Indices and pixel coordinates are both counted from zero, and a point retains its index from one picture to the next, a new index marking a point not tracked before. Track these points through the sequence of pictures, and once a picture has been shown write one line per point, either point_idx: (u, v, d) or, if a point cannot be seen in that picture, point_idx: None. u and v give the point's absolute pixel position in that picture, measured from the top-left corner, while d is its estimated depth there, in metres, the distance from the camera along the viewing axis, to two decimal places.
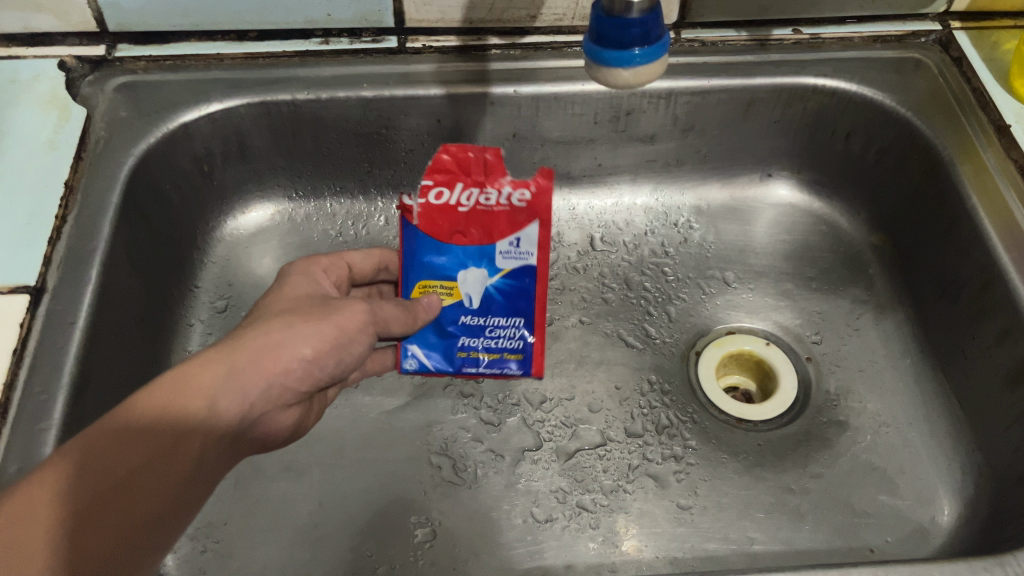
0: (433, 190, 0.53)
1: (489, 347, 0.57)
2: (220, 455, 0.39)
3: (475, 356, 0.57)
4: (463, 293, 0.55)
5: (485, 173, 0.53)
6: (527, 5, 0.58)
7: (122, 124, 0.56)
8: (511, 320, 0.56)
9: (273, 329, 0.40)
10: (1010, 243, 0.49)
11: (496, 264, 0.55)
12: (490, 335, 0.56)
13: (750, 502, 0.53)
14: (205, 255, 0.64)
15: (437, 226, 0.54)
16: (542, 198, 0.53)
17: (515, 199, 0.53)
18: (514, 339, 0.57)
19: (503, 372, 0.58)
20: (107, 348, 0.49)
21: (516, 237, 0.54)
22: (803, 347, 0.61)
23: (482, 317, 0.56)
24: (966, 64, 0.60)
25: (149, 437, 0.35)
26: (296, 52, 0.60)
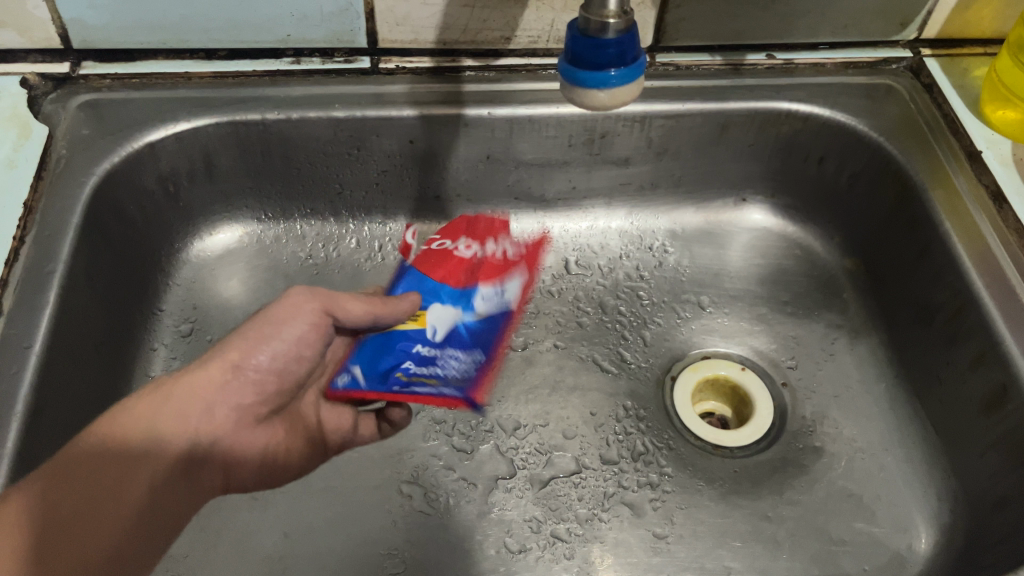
0: (438, 240, 0.56)
1: (434, 375, 0.48)
2: (180, 483, 0.41)
3: (415, 379, 0.47)
4: (429, 321, 0.50)
5: (488, 232, 0.58)
6: (502, 27, 0.58)
7: (84, 142, 0.54)
8: (469, 355, 0.51)
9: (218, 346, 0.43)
10: (983, 268, 0.49)
11: (474, 304, 0.52)
12: (439, 364, 0.49)
13: (727, 530, 0.52)
14: (170, 278, 0.62)
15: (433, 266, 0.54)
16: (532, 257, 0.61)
17: (509, 252, 0.58)
18: (461, 369, 0.49)
19: (439, 395, 0.47)
20: (64, 374, 0.47)
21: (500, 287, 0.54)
22: (779, 372, 0.60)
23: (437, 348, 0.49)
24: (937, 91, 0.61)
25: (91, 465, 0.37)
26: (266, 71, 0.59)
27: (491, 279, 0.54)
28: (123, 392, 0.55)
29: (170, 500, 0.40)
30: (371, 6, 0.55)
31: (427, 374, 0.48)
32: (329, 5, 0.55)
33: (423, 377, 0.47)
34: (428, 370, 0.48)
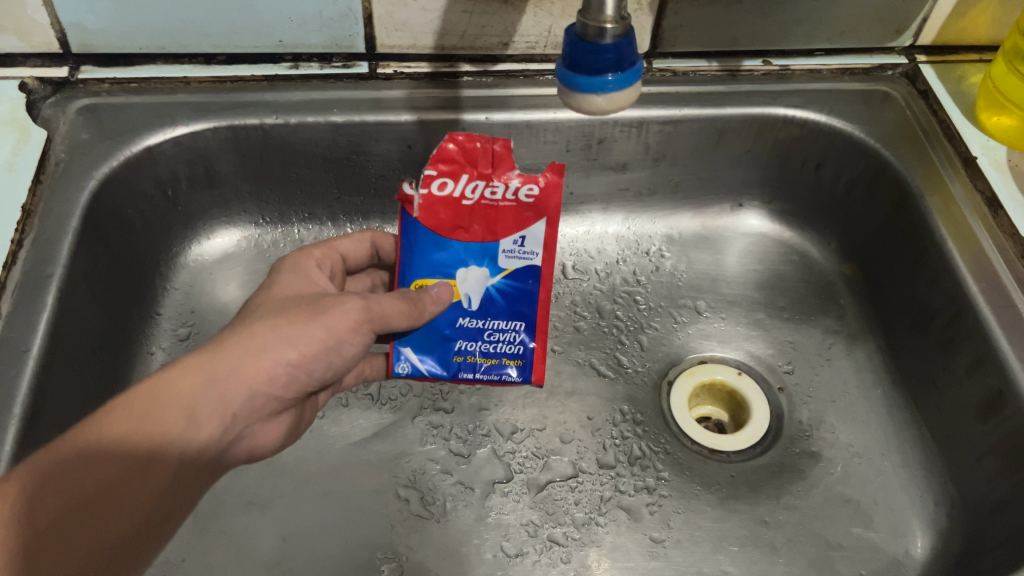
0: (436, 181, 0.51)
1: (487, 351, 0.53)
2: (201, 469, 0.39)
3: (472, 361, 0.53)
4: (461, 292, 0.52)
5: (492, 165, 0.51)
6: (500, 33, 0.58)
7: (83, 146, 0.55)
8: (511, 323, 0.53)
9: (264, 327, 0.41)
10: (978, 273, 0.50)
11: (498, 263, 0.52)
12: (489, 340, 0.53)
13: (724, 535, 0.52)
14: (168, 282, 0.62)
15: (439, 219, 0.52)
16: (551, 195, 0.51)
17: (522, 194, 0.51)
18: (513, 344, 0.53)
19: (501, 380, 0.54)
20: (62, 378, 0.47)
21: (521, 235, 0.52)
22: (776, 377, 0.60)
23: (481, 319, 0.53)
24: (932, 97, 0.61)
25: (123, 453, 0.35)
26: (265, 76, 0.59)
27: (512, 230, 0.52)
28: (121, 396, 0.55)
29: (190, 484, 0.38)
30: (370, 11, 0.55)
31: (480, 354, 0.53)
32: (328, 10, 0.55)
33: (480, 357, 0.53)
34: (481, 348, 0.53)
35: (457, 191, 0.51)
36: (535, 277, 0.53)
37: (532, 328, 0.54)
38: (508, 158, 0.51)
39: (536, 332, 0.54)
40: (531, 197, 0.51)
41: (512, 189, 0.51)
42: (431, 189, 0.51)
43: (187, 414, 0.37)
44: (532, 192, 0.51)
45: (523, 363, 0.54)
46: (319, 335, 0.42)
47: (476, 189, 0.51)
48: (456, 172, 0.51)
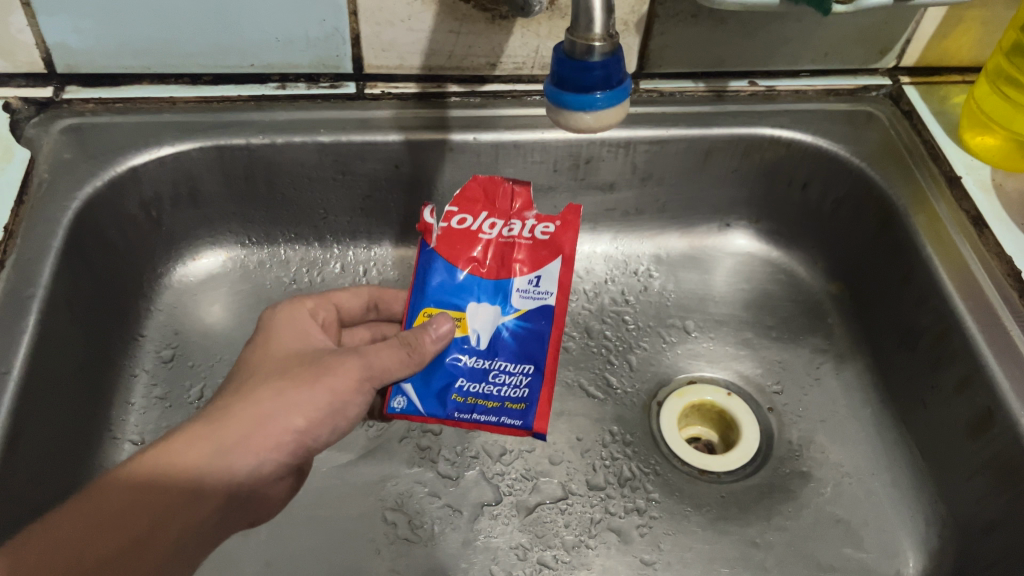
0: (456, 216, 0.52)
1: (489, 394, 0.50)
2: (212, 527, 0.38)
3: (472, 403, 0.50)
4: (471, 328, 0.50)
5: (511, 205, 0.52)
6: (488, 53, 0.58)
7: (66, 166, 0.54)
8: (519, 366, 0.50)
9: (275, 391, 0.40)
10: (965, 292, 0.50)
11: (513, 302, 0.51)
12: (494, 381, 0.50)
13: (714, 556, 0.51)
14: (151, 303, 0.61)
15: (455, 251, 0.52)
16: (567, 232, 0.51)
17: (538, 231, 0.51)
18: (519, 386, 0.50)
19: (500, 425, 0.49)
20: (42, 401, 0.46)
21: (535, 274, 0.51)
22: (765, 397, 0.60)
23: (487, 359, 0.50)
24: (916, 118, 0.61)
25: (125, 523, 0.35)
26: (251, 96, 0.59)
27: (527, 269, 0.51)
28: (103, 419, 0.54)
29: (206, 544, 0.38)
30: (357, 31, 0.55)
31: (481, 395, 0.50)
32: (315, 30, 0.55)
33: (482, 399, 0.50)
34: (481, 389, 0.50)
35: (474, 227, 0.52)
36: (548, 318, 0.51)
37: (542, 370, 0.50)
38: (528, 199, 0.52)
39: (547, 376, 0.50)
40: (547, 237, 0.51)
41: (527, 228, 0.52)
42: (450, 224, 0.52)
43: (196, 484, 0.37)
44: (548, 229, 0.51)
45: (526, 408, 0.49)
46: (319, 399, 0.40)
47: (493, 227, 0.52)
48: (475, 209, 0.52)
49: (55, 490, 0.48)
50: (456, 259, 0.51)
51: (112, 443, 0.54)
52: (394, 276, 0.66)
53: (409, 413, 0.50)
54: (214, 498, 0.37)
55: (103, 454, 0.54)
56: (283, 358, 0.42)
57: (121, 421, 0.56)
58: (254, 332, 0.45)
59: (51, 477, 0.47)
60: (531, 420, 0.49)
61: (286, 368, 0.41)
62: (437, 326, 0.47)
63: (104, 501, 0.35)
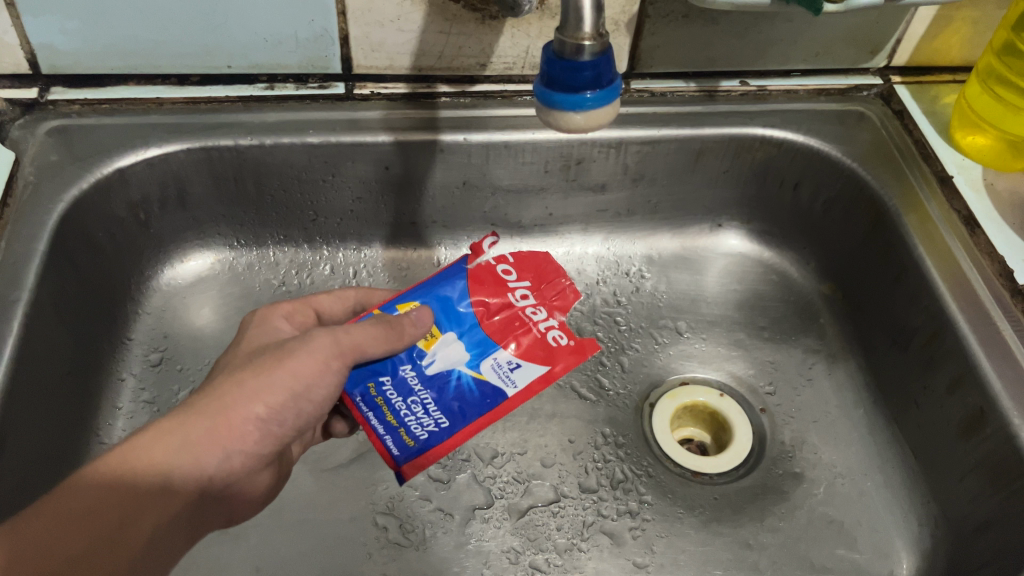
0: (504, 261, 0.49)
1: (398, 412, 0.44)
2: (182, 524, 0.37)
3: (379, 404, 0.44)
4: (432, 348, 0.45)
5: (554, 296, 0.49)
6: (477, 53, 0.58)
7: (52, 168, 0.53)
8: (438, 413, 0.44)
9: (233, 382, 0.39)
10: (957, 291, 0.50)
11: (483, 363, 0.45)
12: (410, 405, 0.44)
13: (707, 558, 0.51)
14: (139, 306, 0.61)
15: (478, 282, 0.48)
16: (571, 353, 0.46)
17: (550, 332, 0.47)
18: (423, 426, 0.44)
19: (379, 438, 0.44)
20: (28, 406, 0.46)
21: (516, 360, 0.45)
22: (757, 398, 0.60)
23: (423, 383, 0.44)
24: (908, 117, 0.61)
25: (95, 520, 0.33)
26: (240, 97, 0.58)
27: (515, 351, 0.46)
28: (89, 424, 0.54)
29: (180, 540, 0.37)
30: (346, 32, 0.55)
31: (391, 406, 0.44)
32: (304, 31, 0.55)
33: (387, 410, 0.44)
34: (397, 403, 0.44)
35: (511, 285, 0.48)
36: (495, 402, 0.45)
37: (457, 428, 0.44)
38: (568, 305, 0.49)
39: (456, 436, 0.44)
40: (555, 345, 0.46)
41: (546, 324, 0.47)
42: (495, 264, 0.49)
43: (164, 479, 0.36)
44: (563, 340, 0.47)
45: (414, 448, 0.44)
46: (285, 384, 0.40)
47: (524, 299, 0.48)
48: (524, 275, 0.49)
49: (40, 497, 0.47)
50: (474, 287, 0.47)
51: (99, 449, 0.54)
52: (384, 277, 0.65)
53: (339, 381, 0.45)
54: (181, 494, 0.37)
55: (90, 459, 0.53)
56: (245, 356, 0.42)
57: (108, 426, 0.55)
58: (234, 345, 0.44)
59: (36, 483, 0.47)
60: (409, 461, 0.44)
61: (248, 361, 0.40)
62: (419, 314, 0.44)
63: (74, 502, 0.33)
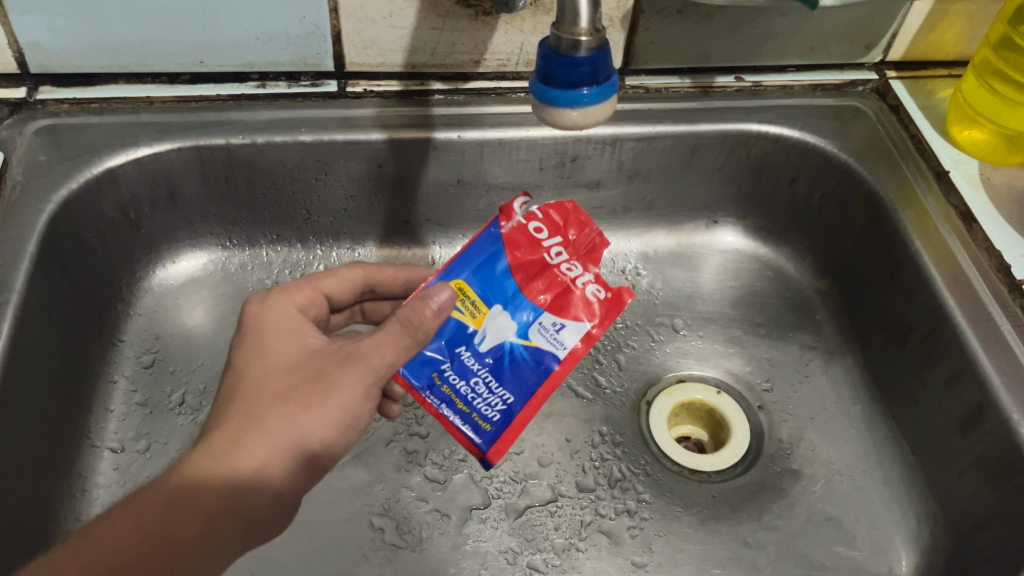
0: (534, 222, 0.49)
1: (466, 397, 0.46)
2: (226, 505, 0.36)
3: (447, 393, 0.46)
4: (483, 324, 0.47)
5: (586, 251, 0.49)
6: (471, 50, 0.57)
7: (41, 168, 0.53)
8: (501, 389, 0.46)
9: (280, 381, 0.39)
10: (954, 286, 0.49)
11: (527, 328, 0.47)
12: (477, 389, 0.46)
13: (706, 557, 0.51)
14: (130, 307, 0.60)
15: (517, 247, 0.48)
16: (612, 305, 0.48)
17: (588, 289, 0.48)
18: (492, 406, 0.46)
19: (456, 429, 0.46)
20: (17, 410, 0.45)
21: (563, 322, 0.47)
22: (754, 395, 0.60)
23: (483, 363, 0.46)
24: (903, 112, 0.61)
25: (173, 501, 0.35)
26: (230, 95, 0.58)
27: (551, 308, 0.47)
28: (80, 426, 0.53)
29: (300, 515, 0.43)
30: (338, 29, 0.54)
31: (458, 393, 0.46)
32: (296, 28, 0.54)
33: (457, 394, 0.46)
34: (463, 389, 0.46)
35: (544, 243, 0.48)
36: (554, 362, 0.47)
37: (527, 395, 0.46)
38: (597, 254, 0.49)
39: (528, 399, 0.46)
40: (594, 300, 0.48)
41: (584, 280, 0.48)
42: (526, 224, 0.49)
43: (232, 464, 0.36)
44: (601, 294, 0.48)
45: (491, 431, 0.46)
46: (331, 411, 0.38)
47: (558, 256, 0.48)
48: (555, 229, 0.49)
49: (32, 502, 0.46)
50: (510, 253, 0.48)
51: (91, 452, 0.53)
52: None
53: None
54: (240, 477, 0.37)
55: (81, 462, 0.52)
56: (286, 374, 0.39)
57: (101, 428, 0.54)
58: (241, 328, 0.42)
59: (27, 488, 0.46)
60: (492, 447, 0.46)
61: (286, 386, 0.38)
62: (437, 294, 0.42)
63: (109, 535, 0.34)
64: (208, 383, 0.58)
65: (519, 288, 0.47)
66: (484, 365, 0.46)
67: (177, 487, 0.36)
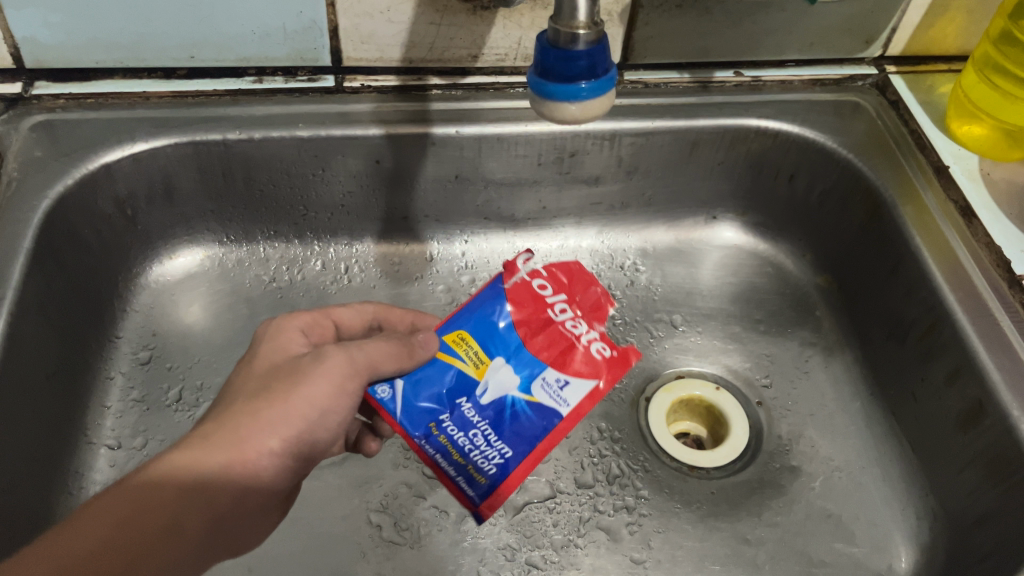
0: (539, 278, 0.47)
1: (462, 449, 0.42)
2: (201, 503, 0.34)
3: (444, 442, 0.42)
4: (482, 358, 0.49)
5: (589, 309, 0.47)
6: (469, 45, 0.57)
7: (37, 164, 0.52)
8: (501, 444, 0.42)
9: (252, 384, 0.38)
10: (953, 282, 0.49)
11: (532, 383, 0.44)
12: (473, 439, 0.42)
13: (705, 554, 0.51)
14: (127, 304, 0.60)
15: (519, 300, 0.46)
16: (617, 366, 0.45)
17: (594, 347, 0.45)
18: (490, 459, 0.42)
19: (453, 483, 0.43)
20: (13, 407, 0.45)
21: (567, 377, 0.44)
22: (754, 391, 0.60)
23: (481, 415, 0.43)
24: (903, 107, 0.61)
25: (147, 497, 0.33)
26: (227, 91, 0.57)
27: (558, 368, 0.44)
28: (77, 424, 0.53)
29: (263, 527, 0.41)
30: (335, 23, 0.54)
31: (455, 444, 0.42)
32: (293, 22, 0.54)
33: (453, 447, 0.42)
34: (460, 441, 0.42)
35: (549, 299, 0.46)
36: (556, 421, 0.43)
37: (524, 451, 0.43)
38: (603, 315, 0.47)
39: (527, 455, 0.43)
40: (598, 358, 0.45)
41: (589, 337, 0.45)
42: (530, 280, 0.47)
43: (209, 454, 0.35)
44: (606, 352, 0.45)
45: (485, 484, 0.42)
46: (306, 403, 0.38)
47: (562, 313, 0.46)
48: (560, 286, 0.47)
49: (28, 499, 0.46)
50: (513, 309, 0.45)
51: (88, 449, 0.53)
52: (376, 272, 0.65)
53: (384, 408, 0.43)
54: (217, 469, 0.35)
55: (78, 459, 0.52)
56: (260, 378, 0.39)
57: (97, 425, 0.54)
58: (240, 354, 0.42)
59: (23, 486, 0.46)
60: (486, 500, 0.42)
61: (259, 386, 0.38)
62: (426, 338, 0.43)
63: (75, 532, 0.31)
64: (205, 379, 0.57)
65: (522, 342, 0.44)
66: (484, 418, 0.43)
67: (149, 479, 0.33)
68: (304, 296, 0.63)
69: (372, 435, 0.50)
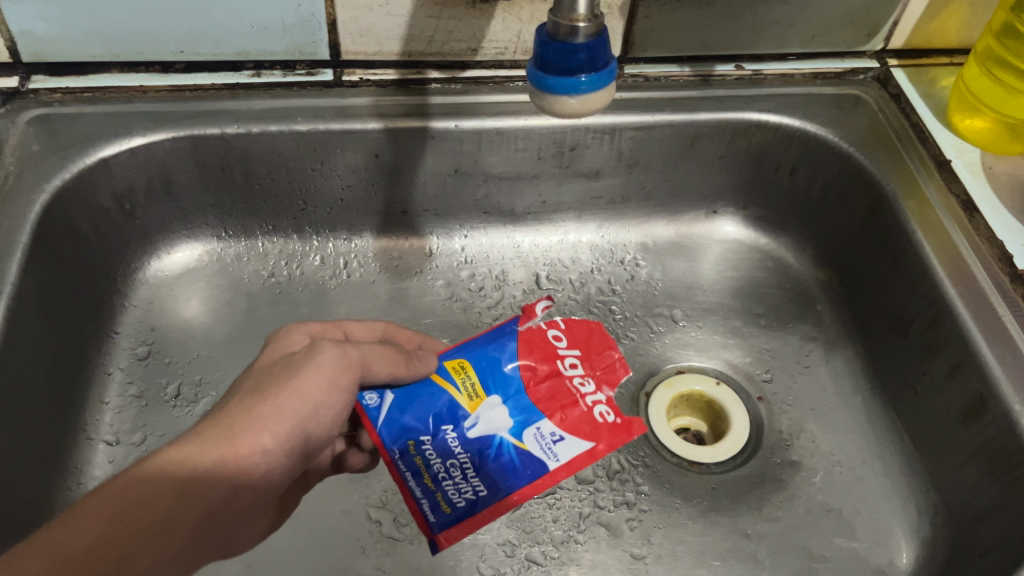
0: (554, 332, 0.52)
1: (437, 477, 0.45)
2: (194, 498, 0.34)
3: (418, 463, 0.45)
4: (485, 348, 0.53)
5: (599, 372, 0.52)
6: (468, 38, 0.56)
7: (34, 158, 0.52)
8: (477, 482, 0.45)
9: (249, 384, 0.38)
10: (956, 276, 0.49)
11: (523, 431, 0.47)
12: (450, 470, 0.45)
13: (705, 549, 0.51)
14: (125, 298, 0.60)
15: (532, 347, 0.51)
16: (618, 435, 0.49)
17: (597, 410, 0.49)
18: (463, 492, 0.45)
19: (417, 505, 0.44)
20: (10, 403, 0.45)
21: (561, 434, 0.48)
22: (754, 386, 0.59)
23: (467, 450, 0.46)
24: (904, 101, 0.61)
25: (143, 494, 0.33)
26: (225, 84, 0.57)
27: (560, 423, 0.48)
28: (75, 419, 0.53)
29: (257, 528, 0.41)
30: (334, 17, 0.54)
31: (431, 469, 0.45)
32: (291, 16, 0.53)
33: (428, 473, 0.45)
34: (438, 468, 0.45)
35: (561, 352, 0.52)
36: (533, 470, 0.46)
37: (498, 491, 0.45)
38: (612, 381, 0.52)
39: (497, 498, 0.45)
40: (601, 422, 0.49)
41: (594, 399, 0.50)
42: (546, 329, 0.52)
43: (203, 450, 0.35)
44: (609, 417, 0.49)
45: (450, 515, 0.44)
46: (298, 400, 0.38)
47: (572, 370, 0.51)
48: (574, 343, 0.53)
49: (26, 495, 0.46)
50: (524, 352, 0.50)
51: (86, 444, 0.53)
52: (375, 267, 0.65)
53: (368, 414, 0.45)
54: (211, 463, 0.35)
55: (77, 455, 0.52)
56: (255, 375, 0.39)
57: (95, 421, 0.54)
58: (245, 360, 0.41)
59: (21, 482, 0.46)
60: (445, 530, 0.44)
61: (254, 384, 0.38)
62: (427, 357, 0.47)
63: (66, 531, 0.31)
64: (203, 374, 0.57)
65: (523, 386, 0.49)
66: (468, 453, 0.46)
67: (140, 477, 0.33)
68: (303, 291, 0.63)
69: (354, 448, 0.49)
